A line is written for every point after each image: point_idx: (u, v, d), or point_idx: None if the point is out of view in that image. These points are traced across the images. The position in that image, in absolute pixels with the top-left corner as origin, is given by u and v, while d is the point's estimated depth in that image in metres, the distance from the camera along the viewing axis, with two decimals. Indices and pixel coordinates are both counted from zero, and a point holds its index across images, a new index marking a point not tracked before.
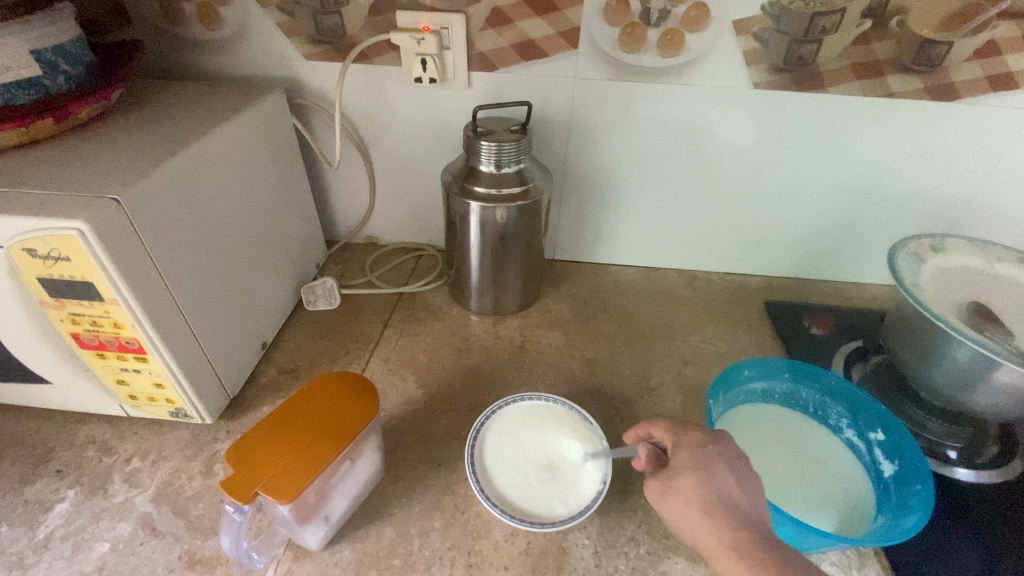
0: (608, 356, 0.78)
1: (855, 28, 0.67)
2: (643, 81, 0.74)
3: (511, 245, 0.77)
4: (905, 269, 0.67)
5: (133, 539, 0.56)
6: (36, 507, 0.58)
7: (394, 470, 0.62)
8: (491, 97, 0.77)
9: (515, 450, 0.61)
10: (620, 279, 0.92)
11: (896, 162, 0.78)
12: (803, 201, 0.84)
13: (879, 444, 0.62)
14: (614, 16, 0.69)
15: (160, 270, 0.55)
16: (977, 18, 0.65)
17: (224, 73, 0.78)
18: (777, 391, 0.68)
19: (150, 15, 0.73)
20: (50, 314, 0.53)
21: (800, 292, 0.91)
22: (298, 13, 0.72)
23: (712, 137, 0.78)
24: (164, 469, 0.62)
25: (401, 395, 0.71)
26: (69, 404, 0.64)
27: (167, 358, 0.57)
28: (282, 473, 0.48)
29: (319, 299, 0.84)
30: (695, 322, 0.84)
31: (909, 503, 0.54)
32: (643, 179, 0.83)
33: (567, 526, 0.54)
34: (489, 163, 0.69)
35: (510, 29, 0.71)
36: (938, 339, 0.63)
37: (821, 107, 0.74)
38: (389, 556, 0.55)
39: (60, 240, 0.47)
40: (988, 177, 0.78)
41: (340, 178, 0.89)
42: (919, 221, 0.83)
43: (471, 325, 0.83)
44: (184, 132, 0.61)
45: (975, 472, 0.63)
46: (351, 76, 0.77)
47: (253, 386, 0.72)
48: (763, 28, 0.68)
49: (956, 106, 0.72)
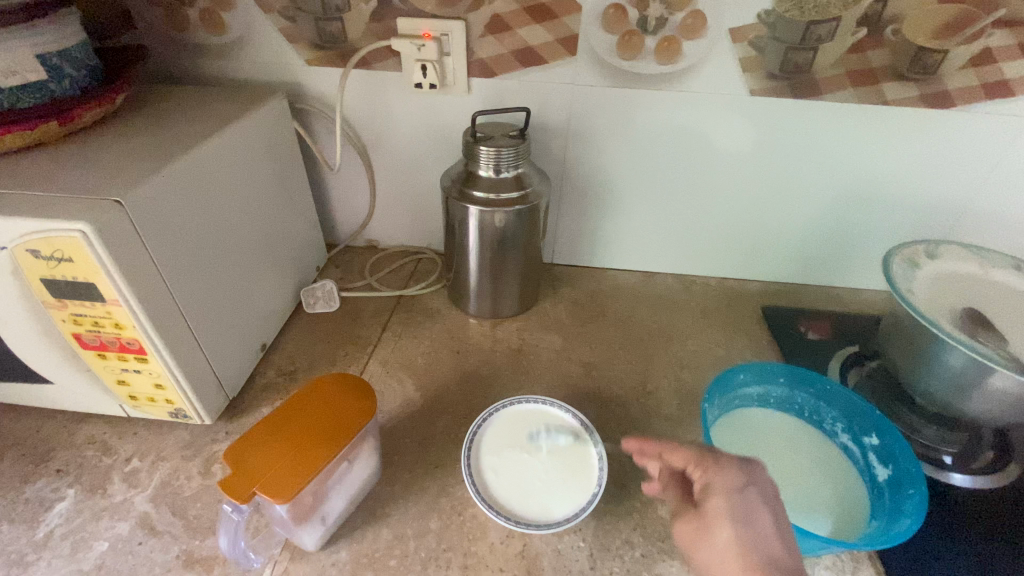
0: (605, 360, 0.78)
1: (849, 36, 0.68)
2: (641, 89, 0.74)
3: (509, 249, 0.77)
4: (900, 275, 0.68)
5: (132, 539, 0.56)
6: (38, 505, 0.59)
7: (391, 471, 0.63)
8: (491, 103, 0.78)
9: (511, 453, 0.61)
10: (618, 283, 0.93)
11: (893, 168, 0.78)
12: (800, 207, 0.84)
13: (873, 448, 0.62)
14: (612, 24, 0.69)
15: (162, 272, 0.56)
16: (971, 27, 0.66)
17: (225, 77, 0.79)
18: (772, 396, 0.68)
19: (155, 20, 0.75)
20: (52, 314, 0.54)
21: (797, 297, 0.91)
22: (300, 19, 0.73)
23: (710, 144, 0.79)
24: (163, 469, 0.63)
25: (399, 397, 0.72)
26: (71, 403, 0.65)
27: (169, 359, 0.57)
28: (278, 475, 0.48)
29: (318, 301, 0.84)
30: (693, 326, 0.84)
31: (903, 507, 0.54)
32: (641, 184, 0.84)
33: (562, 527, 0.54)
34: (488, 168, 0.70)
35: (509, 36, 0.72)
36: (933, 345, 0.63)
37: (817, 115, 0.74)
38: (386, 557, 0.55)
39: (64, 242, 0.48)
40: (982, 186, 0.78)
41: (340, 182, 0.90)
42: (915, 227, 0.84)
43: (470, 328, 0.83)
44: (187, 135, 0.62)
45: (971, 476, 0.64)
46: (353, 82, 0.78)
47: (253, 388, 0.72)
48: (760, 36, 0.69)
49: (951, 114, 0.72)
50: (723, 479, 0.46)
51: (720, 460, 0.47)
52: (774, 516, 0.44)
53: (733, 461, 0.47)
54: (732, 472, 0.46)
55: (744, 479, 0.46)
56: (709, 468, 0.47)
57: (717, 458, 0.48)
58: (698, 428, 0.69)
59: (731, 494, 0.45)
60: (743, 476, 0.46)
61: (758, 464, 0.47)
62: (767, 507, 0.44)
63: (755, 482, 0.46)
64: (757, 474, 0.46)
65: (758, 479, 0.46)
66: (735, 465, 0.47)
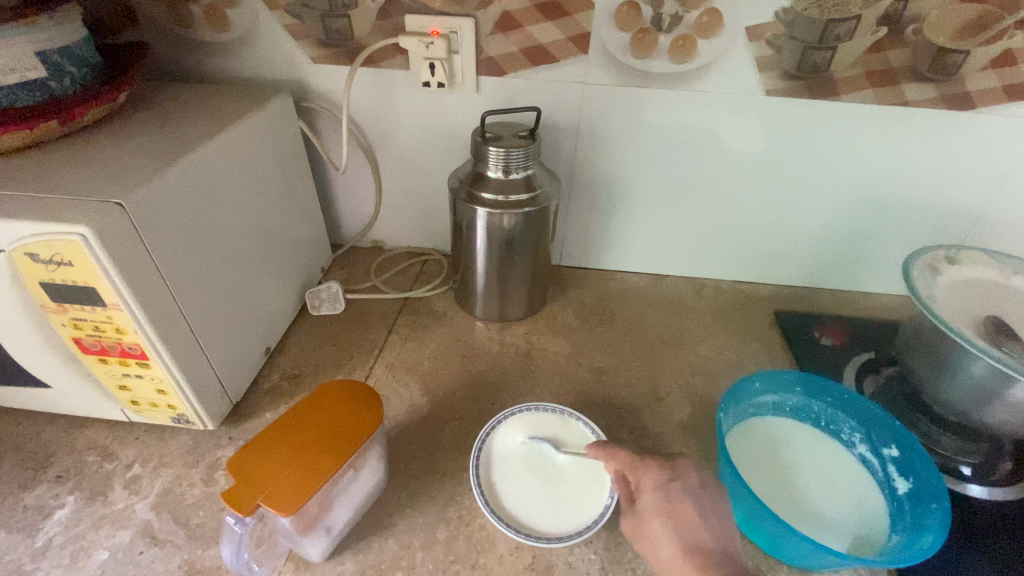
0: (616, 366, 0.77)
1: (869, 35, 0.66)
2: (654, 88, 0.73)
3: (518, 251, 0.76)
4: (920, 281, 0.66)
5: (133, 548, 0.55)
6: (36, 513, 0.58)
7: (397, 480, 0.61)
8: (500, 102, 0.76)
9: (521, 461, 0.60)
10: (628, 286, 0.91)
11: (911, 170, 0.76)
12: (815, 210, 0.82)
13: (893, 460, 0.61)
14: (625, 22, 0.68)
15: (164, 275, 0.54)
16: (992, 27, 0.64)
17: (229, 76, 0.77)
18: (788, 404, 0.67)
19: (158, 16, 0.73)
20: (52, 319, 0.53)
21: (810, 301, 0.89)
22: (306, 16, 0.71)
23: (723, 145, 0.77)
24: (165, 476, 0.61)
25: (405, 403, 0.70)
26: (72, 408, 0.64)
27: (170, 364, 0.56)
28: (282, 486, 0.47)
29: (323, 303, 0.83)
30: (704, 331, 0.83)
31: (925, 522, 0.53)
32: (652, 186, 0.82)
33: (574, 542, 0.53)
34: (496, 169, 0.69)
35: (519, 33, 0.70)
36: (954, 354, 0.62)
37: (833, 116, 0.73)
38: (392, 569, 0.54)
39: (62, 245, 0.47)
40: (1002, 190, 0.76)
41: (346, 182, 0.88)
42: (933, 231, 0.82)
43: (477, 332, 0.82)
44: (191, 134, 0.61)
45: (988, 488, 0.62)
46: (359, 80, 0.77)
47: (257, 392, 0.71)
48: (776, 35, 0.67)
49: (972, 115, 0.70)
50: (648, 479, 0.52)
51: (646, 462, 0.53)
52: (699, 510, 0.50)
53: (659, 462, 0.53)
54: (656, 471, 0.52)
55: (667, 476, 0.52)
56: (638, 468, 0.53)
57: (646, 460, 0.53)
58: (711, 437, 0.67)
59: (658, 492, 0.51)
60: (666, 474, 0.52)
61: (682, 464, 0.53)
62: (689, 501, 0.50)
63: (680, 477, 0.52)
64: (681, 471, 0.52)
65: (684, 474, 0.52)
66: (660, 464, 0.53)
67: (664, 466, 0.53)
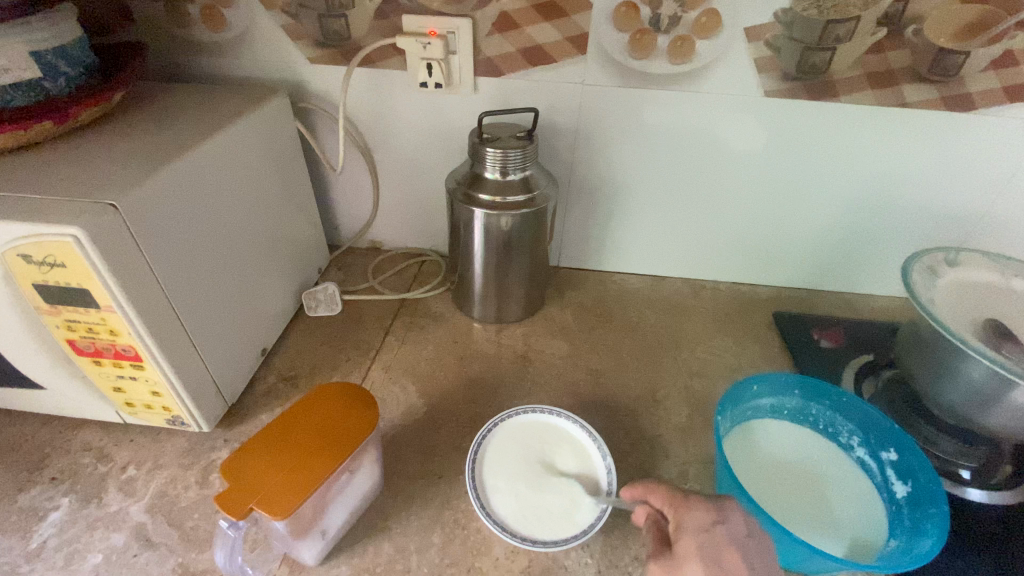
0: (613, 368, 0.76)
1: (869, 37, 0.66)
2: (652, 89, 0.72)
3: (516, 252, 0.75)
4: (919, 284, 0.66)
5: (127, 551, 0.55)
6: (30, 515, 0.57)
7: (393, 482, 0.61)
8: (498, 103, 0.76)
9: (516, 465, 0.60)
10: (626, 287, 0.91)
11: (910, 172, 0.76)
12: (813, 211, 0.82)
13: (891, 463, 0.60)
14: (624, 22, 0.67)
15: (158, 277, 0.54)
16: (993, 28, 0.64)
17: (226, 76, 0.77)
18: (786, 408, 0.67)
19: (155, 16, 0.73)
20: (46, 320, 0.52)
21: (808, 302, 0.89)
22: (303, 16, 0.71)
23: (721, 146, 0.77)
24: (161, 478, 0.61)
25: (401, 405, 0.70)
26: (67, 410, 0.63)
27: (165, 366, 0.56)
28: (276, 489, 0.46)
29: (320, 305, 0.82)
30: (702, 333, 0.83)
31: (924, 527, 0.53)
32: (650, 187, 0.82)
33: (569, 546, 0.52)
34: (494, 170, 0.69)
35: (517, 34, 0.70)
36: (953, 357, 0.61)
37: (832, 117, 0.72)
38: (388, 572, 0.53)
39: (55, 246, 0.46)
40: (1002, 192, 0.76)
41: (344, 183, 0.88)
42: (932, 233, 0.82)
43: (474, 333, 0.81)
44: (186, 135, 0.61)
45: (987, 492, 0.62)
46: (356, 81, 0.76)
47: (253, 394, 0.71)
48: (775, 36, 0.67)
49: (972, 117, 0.70)
50: (693, 518, 0.46)
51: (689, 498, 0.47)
52: (745, 557, 0.43)
53: (704, 500, 0.46)
54: (700, 511, 0.46)
55: (712, 518, 0.45)
56: (680, 508, 0.47)
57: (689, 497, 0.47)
58: (709, 439, 0.67)
59: (699, 534, 0.45)
60: (711, 515, 0.45)
61: (729, 505, 0.46)
62: (735, 547, 0.44)
63: (725, 521, 0.45)
64: (727, 513, 0.46)
65: (729, 516, 0.46)
66: (705, 504, 0.46)
67: (710, 502, 0.46)
